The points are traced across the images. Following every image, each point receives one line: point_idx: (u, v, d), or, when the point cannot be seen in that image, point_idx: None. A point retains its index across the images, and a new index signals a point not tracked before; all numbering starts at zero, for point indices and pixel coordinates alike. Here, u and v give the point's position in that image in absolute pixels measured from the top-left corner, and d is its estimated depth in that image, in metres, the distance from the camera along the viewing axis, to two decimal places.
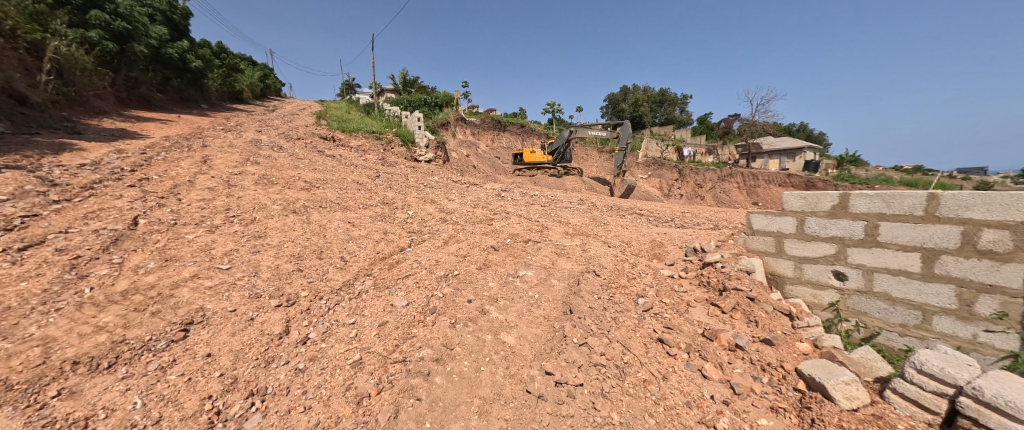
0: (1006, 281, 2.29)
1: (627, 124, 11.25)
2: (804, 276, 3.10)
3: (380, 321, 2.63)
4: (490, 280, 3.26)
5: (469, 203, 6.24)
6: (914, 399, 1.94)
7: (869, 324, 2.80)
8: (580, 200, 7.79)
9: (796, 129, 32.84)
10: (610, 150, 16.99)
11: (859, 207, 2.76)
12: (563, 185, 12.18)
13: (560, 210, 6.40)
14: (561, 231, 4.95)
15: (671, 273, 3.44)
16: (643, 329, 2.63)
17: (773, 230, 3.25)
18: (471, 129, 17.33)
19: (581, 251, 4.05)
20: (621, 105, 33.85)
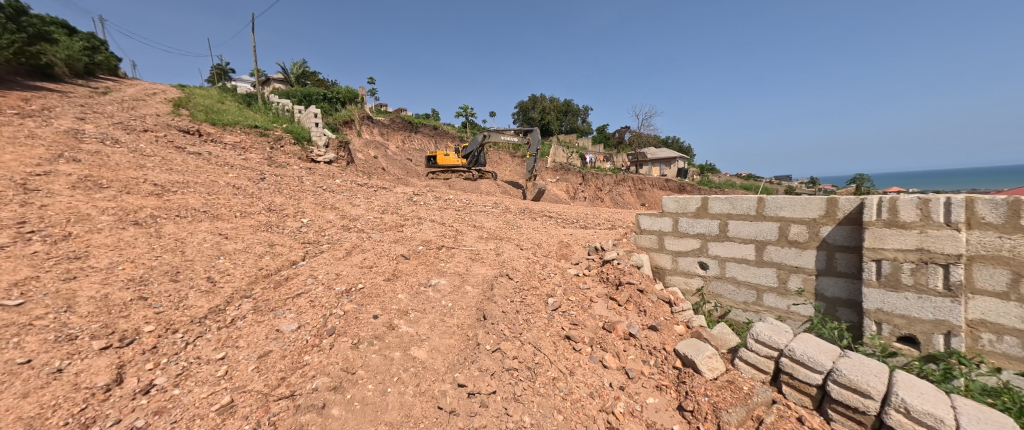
0: (806, 263, 2.99)
1: (536, 131, 11.80)
2: (678, 267, 3.67)
3: (261, 352, 2.29)
4: (399, 293, 3.09)
5: (376, 208, 5.85)
6: (754, 364, 2.42)
7: (724, 304, 3.43)
8: (494, 204, 7.91)
9: (671, 142, 38.54)
10: (522, 155, 17.63)
11: (715, 208, 3.38)
12: (477, 188, 12.23)
13: (475, 214, 6.40)
14: (475, 236, 4.96)
15: (577, 272, 3.71)
16: (552, 327, 2.78)
17: (656, 229, 3.78)
18: (378, 128, 16.30)
19: (495, 255, 4.12)
20: (530, 113, 35.54)
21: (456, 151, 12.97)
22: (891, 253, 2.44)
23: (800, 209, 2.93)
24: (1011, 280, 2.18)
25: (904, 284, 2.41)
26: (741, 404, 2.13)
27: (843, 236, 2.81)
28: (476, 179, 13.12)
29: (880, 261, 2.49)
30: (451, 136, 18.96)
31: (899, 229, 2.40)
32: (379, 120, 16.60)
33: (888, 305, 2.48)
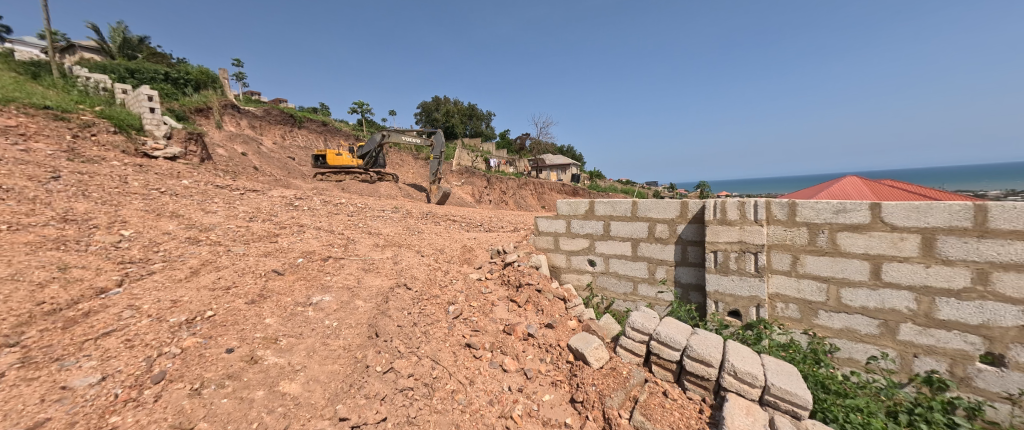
0: (668, 256, 3.49)
1: (441, 133, 11.53)
2: (571, 265, 3.99)
3: (31, 423, 1.67)
4: (266, 317, 2.67)
5: (242, 216, 4.97)
6: (630, 349, 2.73)
7: (608, 296, 3.83)
8: (394, 208, 7.45)
9: (566, 149, 41.73)
10: (426, 157, 17.03)
11: (600, 211, 3.74)
12: (376, 192, 11.41)
13: (371, 220, 5.93)
14: (370, 244, 4.57)
15: (479, 276, 3.71)
16: (452, 337, 2.73)
17: (552, 231, 4.04)
18: (247, 120, 14.00)
19: (392, 265, 3.86)
20: (432, 114, 34.76)
21: (350, 151, 12.01)
22: (723, 245, 3.04)
23: (663, 211, 3.42)
24: (791, 261, 2.89)
25: (731, 269, 3.02)
26: (621, 388, 2.36)
27: (693, 232, 3.35)
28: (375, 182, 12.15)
29: (716, 252, 3.07)
30: (343, 134, 17.32)
31: (727, 226, 3.00)
32: (248, 109, 14.27)
33: (722, 287, 3.08)
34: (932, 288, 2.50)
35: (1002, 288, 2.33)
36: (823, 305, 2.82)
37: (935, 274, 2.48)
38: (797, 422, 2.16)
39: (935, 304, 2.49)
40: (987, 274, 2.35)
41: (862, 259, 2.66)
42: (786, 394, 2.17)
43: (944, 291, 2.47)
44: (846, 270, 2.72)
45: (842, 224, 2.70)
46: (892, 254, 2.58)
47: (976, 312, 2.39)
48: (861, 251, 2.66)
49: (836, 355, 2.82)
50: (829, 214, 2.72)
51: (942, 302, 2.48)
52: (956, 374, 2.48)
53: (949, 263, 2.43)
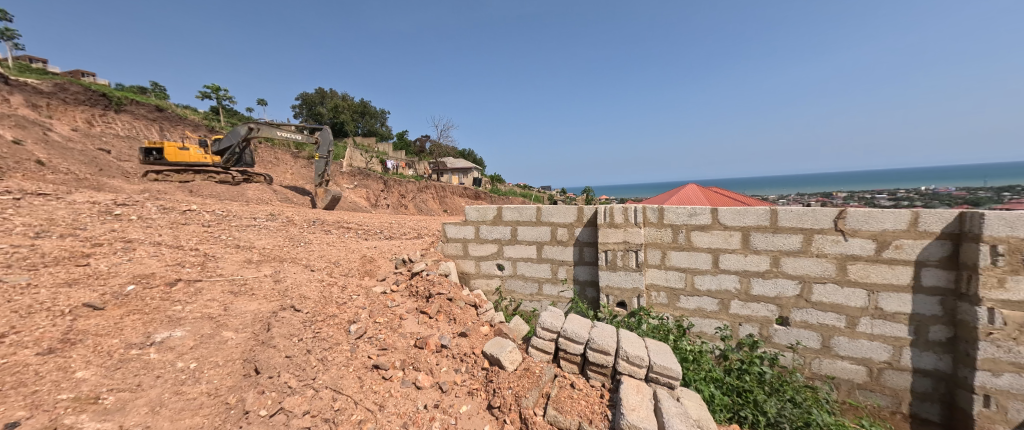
0: (568, 257, 3.72)
1: (327, 130, 10.78)
2: (481, 270, 4.02)
3: None
4: (77, 369, 2.04)
5: (42, 230, 3.78)
6: (541, 348, 2.78)
7: (516, 298, 3.95)
8: (270, 215, 6.54)
9: (467, 154, 41.96)
10: (308, 156, 15.28)
11: (507, 216, 3.82)
12: (242, 193, 9.69)
13: (240, 231, 5.11)
14: (239, 260, 3.92)
15: (384, 289, 3.46)
16: (356, 360, 2.48)
17: (461, 237, 4.01)
18: (22, 95, 11.01)
19: (272, 284, 3.36)
20: (316, 108, 31.44)
21: (202, 145, 10.20)
22: (611, 244, 3.45)
23: (563, 216, 3.64)
24: (661, 256, 3.50)
25: (618, 266, 3.47)
26: (536, 387, 2.39)
27: (588, 235, 3.63)
28: (238, 182, 10.63)
29: (606, 251, 3.48)
30: (195, 125, 14.52)
31: (614, 228, 3.42)
32: (24, 83, 11.32)
33: (612, 282, 3.50)
34: (748, 271, 3.29)
35: (787, 268, 3.18)
36: (682, 291, 3.49)
37: (751, 261, 3.27)
38: (673, 391, 2.49)
39: (750, 284, 3.29)
40: (778, 258, 3.19)
41: (707, 252, 3.38)
42: (664, 370, 2.47)
43: (756, 273, 3.27)
44: (695, 261, 3.42)
45: (693, 225, 3.38)
46: (725, 247, 3.32)
47: (773, 287, 3.24)
48: (706, 245, 3.37)
49: (692, 330, 3.52)
50: (685, 217, 3.38)
51: (755, 281, 3.29)
52: (763, 334, 3.31)
53: (757, 252, 3.24)
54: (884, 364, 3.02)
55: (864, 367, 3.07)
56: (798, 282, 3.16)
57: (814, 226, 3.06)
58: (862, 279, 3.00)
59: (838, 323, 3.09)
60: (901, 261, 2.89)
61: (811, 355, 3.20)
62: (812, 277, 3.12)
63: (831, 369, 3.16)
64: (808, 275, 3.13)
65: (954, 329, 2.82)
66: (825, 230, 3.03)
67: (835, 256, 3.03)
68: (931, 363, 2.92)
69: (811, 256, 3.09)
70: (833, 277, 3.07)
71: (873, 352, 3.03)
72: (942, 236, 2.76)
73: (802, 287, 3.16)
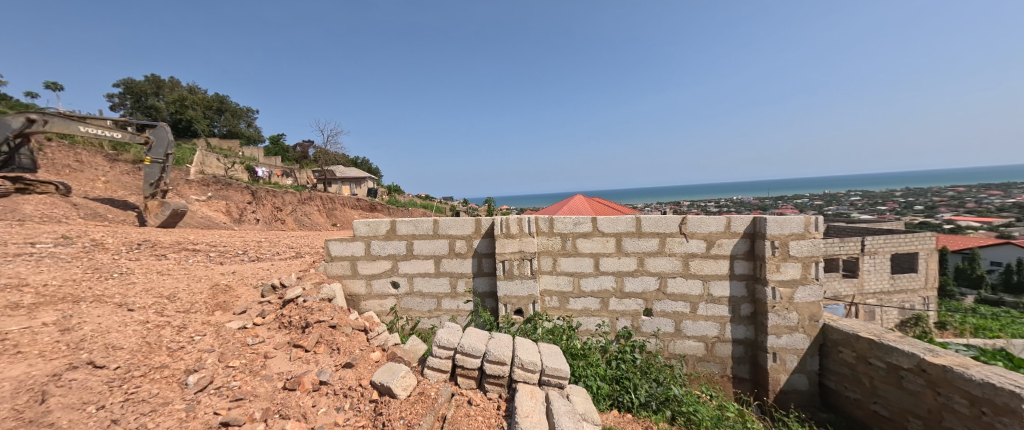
0: (467, 270, 3.69)
1: (163, 128, 8.97)
2: (372, 290, 3.71)
3: None
4: None
5: None
6: (437, 368, 2.67)
7: (413, 316, 3.76)
8: (72, 239, 4.99)
9: (360, 162, 38.97)
10: (137, 160, 12.23)
11: (402, 230, 3.63)
12: (20, 209, 7.16)
13: (15, 264, 3.76)
14: (7, 306, 2.86)
15: (242, 324, 2.92)
16: (196, 420, 2.02)
17: (348, 255, 3.65)
18: None
19: (65, 333, 2.54)
20: (153, 101, 25.54)
21: None
22: (508, 254, 3.54)
23: (461, 228, 3.62)
24: (552, 263, 3.73)
25: (514, 275, 3.57)
26: (429, 411, 2.27)
27: (486, 246, 3.66)
28: (6, 193, 7.80)
29: (503, 261, 3.55)
30: None
31: (510, 238, 3.52)
32: None
33: (511, 291, 3.58)
34: (621, 272, 3.72)
35: (649, 267, 3.69)
36: (571, 293, 3.76)
37: (624, 262, 3.70)
38: (562, 391, 2.63)
39: (623, 282, 3.72)
40: (642, 259, 3.68)
41: (590, 256, 3.71)
42: (554, 371, 2.60)
43: (627, 273, 3.71)
44: (579, 266, 3.72)
45: (577, 233, 3.69)
46: (603, 251, 3.70)
47: (639, 284, 3.71)
48: (589, 251, 3.70)
49: (580, 328, 3.80)
50: (570, 226, 3.67)
51: (627, 280, 3.72)
52: (634, 325, 3.76)
53: (628, 254, 3.68)
54: (716, 339, 3.69)
55: (703, 343, 3.71)
56: (658, 278, 3.69)
57: (666, 231, 3.63)
58: (698, 272, 3.65)
59: (683, 309, 3.69)
60: (721, 256, 3.61)
61: (668, 338, 3.75)
62: (666, 273, 3.68)
63: (682, 347, 3.74)
64: (664, 272, 3.68)
65: (756, 306, 3.61)
66: (672, 233, 3.62)
67: (681, 254, 3.64)
68: (743, 333, 3.67)
69: (665, 255, 3.66)
70: (680, 272, 3.66)
71: (708, 330, 3.69)
72: (745, 235, 3.56)
73: (660, 282, 3.70)
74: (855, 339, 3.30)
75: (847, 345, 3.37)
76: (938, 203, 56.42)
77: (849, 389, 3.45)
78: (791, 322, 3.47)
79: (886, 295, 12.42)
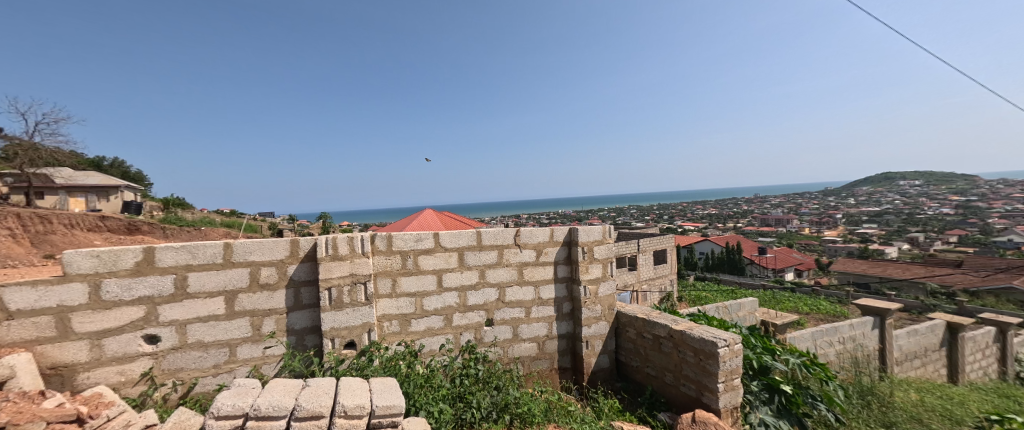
0: (278, 303, 2.96)
1: None
2: (104, 356, 2.54)
3: None
4: None
5: None
6: None
7: (186, 379, 2.75)
8: None
9: (106, 164, 28.26)
10: None
11: (166, 260, 2.65)
12: None
13: None
14: None
15: None
16: None
17: (53, 306, 2.41)
18: None
19: None
20: None
21: None
22: (336, 280, 3.01)
23: (267, 253, 2.89)
24: (392, 284, 3.36)
25: (345, 303, 3.05)
26: None
27: (305, 272, 3.03)
28: None
29: (330, 288, 2.99)
30: None
31: (339, 261, 3.01)
32: None
33: (338, 322, 3.04)
34: (465, 285, 3.65)
35: (489, 278, 3.73)
36: (413, 315, 3.45)
37: (466, 276, 3.64)
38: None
39: (466, 296, 3.65)
40: (483, 272, 3.70)
41: (432, 273, 3.51)
42: (387, 410, 2.23)
43: (470, 286, 3.66)
44: (423, 284, 3.47)
45: (419, 249, 3.44)
46: (446, 267, 3.56)
47: (480, 296, 3.71)
48: (431, 267, 3.50)
49: (423, 350, 3.52)
50: (412, 242, 3.40)
51: (469, 293, 3.67)
52: (477, 337, 3.73)
53: (470, 268, 3.64)
54: (545, 337, 3.99)
55: (535, 344, 3.95)
56: (497, 289, 3.77)
57: (503, 243, 3.76)
58: (530, 279, 3.89)
59: (519, 315, 3.87)
60: (548, 263, 3.96)
61: (507, 344, 3.85)
62: (504, 283, 3.79)
63: (518, 351, 3.90)
64: (502, 282, 3.78)
65: (574, 304, 4.07)
66: (508, 244, 3.77)
67: (516, 264, 3.82)
68: (565, 329, 4.08)
69: (503, 266, 3.78)
70: (516, 280, 3.84)
71: (539, 330, 3.95)
72: (565, 243, 4.01)
73: (499, 292, 3.78)
74: (635, 319, 4.09)
75: (631, 325, 4.14)
76: (675, 213, 79.40)
77: (634, 359, 4.21)
78: (596, 313, 4.07)
79: (653, 281, 16.40)
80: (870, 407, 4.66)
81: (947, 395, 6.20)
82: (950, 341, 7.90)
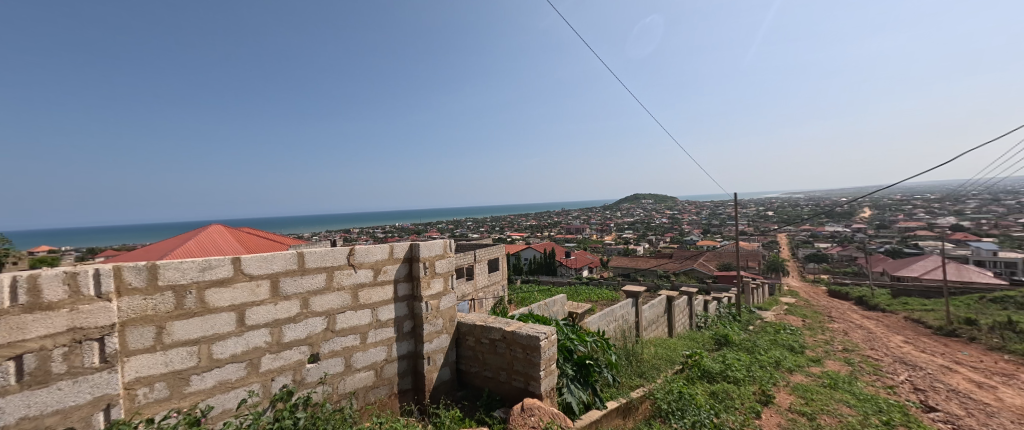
0: None
1: None
2: None
3: None
4: None
5: None
6: None
7: None
8: None
9: None
10: None
11: None
12: None
13: None
14: None
15: None
16: None
17: None
18: None
19: None
20: None
21: None
22: (34, 343, 1.87)
23: None
24: (156, 334, 2.31)
25: (55, 374, 1.92)
26: None
27: None
28: None
29: (18, 358, 1.83)
30: None
31: (43, 313, 1.89)
32: None
33: (36, 408, 1.88)
34: (280, 320, 2.85)
35: (315, 307, 3.03)
36: (195, 369, 2.47)
37: (281, 309, 2.85)
38: None
39: (282, 331, 2.86)
40: (307, 300, 2.99)
41: (229, 310, 2.61)
42: None
43: (287, 320, 2.89)
44: (214, 326, 2.54)
45: (208, 280, 2.52)
46: (251, 300, 2.70)
47: (304, 328, 2.98)
48: (227, 303, 2.59)
49: (210, 414, 2.55)
50: (195, 272, 2.46)
51: (287, 328, 2.89)
52: (297, 379, 2.95)
53: (288, 298, 2.88)
54: (384, 362, 3.49)
55: (372, 372, 3.41)
56: (324, 318, 3.10)
57: (334, 264, 3.14)
58: (366, 301, 3.36)
59: (354, 342, 3.28)
60: (388, 281, 3.51)
61: (338, 379, 3.19)
62: (335, 309, 3.16)
63: (352, 384, 3.29)
64: (331, 309, 3.13)
65: (416, 322, 3.71)
66: (341, 265, 3.19)
67: (350, 286, 3.24)
68: (406, 349, 3.67)
69: (333, 290, 3.14)
70: (349, 305, 3.25)
71: (377, 356, 3.43)
72: (406, 259, 3.65)
73: (328, 321, 3.11)
74: (473, 327, 4.01)
75: (470, 334, 4.03)
76: (500, 224, 86.77)
77: (473, 366, 4.07)
78: (438, 327, 3.83)
79: (487, 289, 17.31)
80: (630, 363, 6.21)
81: (667, 346, 8.46)
82: (668, 308, 10.86)
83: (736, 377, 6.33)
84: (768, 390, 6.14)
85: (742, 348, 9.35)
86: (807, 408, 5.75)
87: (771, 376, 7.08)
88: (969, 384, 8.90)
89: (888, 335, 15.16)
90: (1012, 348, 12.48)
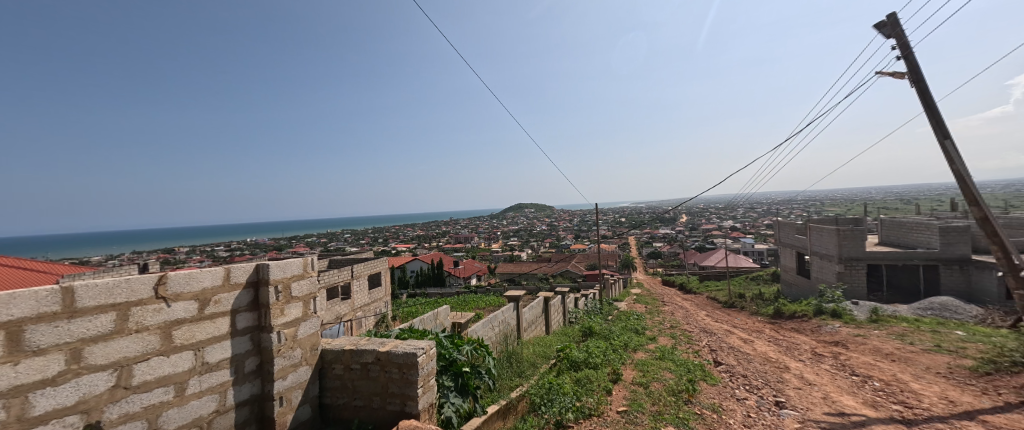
0: None
1: None
2: None
3: None
4: None
5: None
6: None
7: None
8: None
9: None
10: None
11: None
12: None
13: None
14: None
15: None
16: None
17: None
18: None
19: None
20: None
21: None
22: None
23: None
24: None
25: None
26: None
27: None
28: None
29: None
30: None
31: None
32: None
33: None
34: (21, 386, 2.00)
35: (95, 359, 2.25)
36: None
37: (27, 369, 2.02)
38: None
39: (28, 402, 2.01)
40: (81, 351, 2.19)
41: None
42: None
43: (37, 384, 2.05)
44: None
45: None
46: None
47: (73, 391, 2.17)
48: None
49: None
50: None
51: (37, 396, 2.05)
52: None
53: (41, 352, 2.05)
54: (214, 415, 2.85)
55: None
56: (113, 371, 2.33)
57: (130, 299, 2.40)
58: (190, 341, 2.72)
59: (166, 397, 2.57)
60: (221, 313, 2.92)
61: None
62: (131, 358, 2.41)
63: None
64: (124, 358, 2.38)
65: (262, 357, 3.17)
66: (146, 299, 2.48)
67: (158, 326, 2.54)
68: (246, 394, 3.07)
69: (129, 334, 2.40)
70: (158, 349, 2.55)
71: (203, 408, 2.78)
72: (249, 285, 3.10)
73: (118, 374, 2.35)
74: (341, 353, 3.91)
75: (338, 361, 3.92)
76: (382, 236, 82.50)
77: (342, 397, 3.96)
78: (295, 359, 3.40)
79: (367, 308, 16.60)
80: (511, 364, 7.21)
81: (543, 344, 9.91)
82: (545, 309, 12.43)
83: (595, 363, 7.96)
84: (618, 370, 7.87)
85: (602, 336, 11.50)
86: (644, 379, 7.58)
87: (620, 356, 9.10)
88: (740, 341, 12.76)
89: (699, 312, 20.24)
90: (763, 312, 18.14)
